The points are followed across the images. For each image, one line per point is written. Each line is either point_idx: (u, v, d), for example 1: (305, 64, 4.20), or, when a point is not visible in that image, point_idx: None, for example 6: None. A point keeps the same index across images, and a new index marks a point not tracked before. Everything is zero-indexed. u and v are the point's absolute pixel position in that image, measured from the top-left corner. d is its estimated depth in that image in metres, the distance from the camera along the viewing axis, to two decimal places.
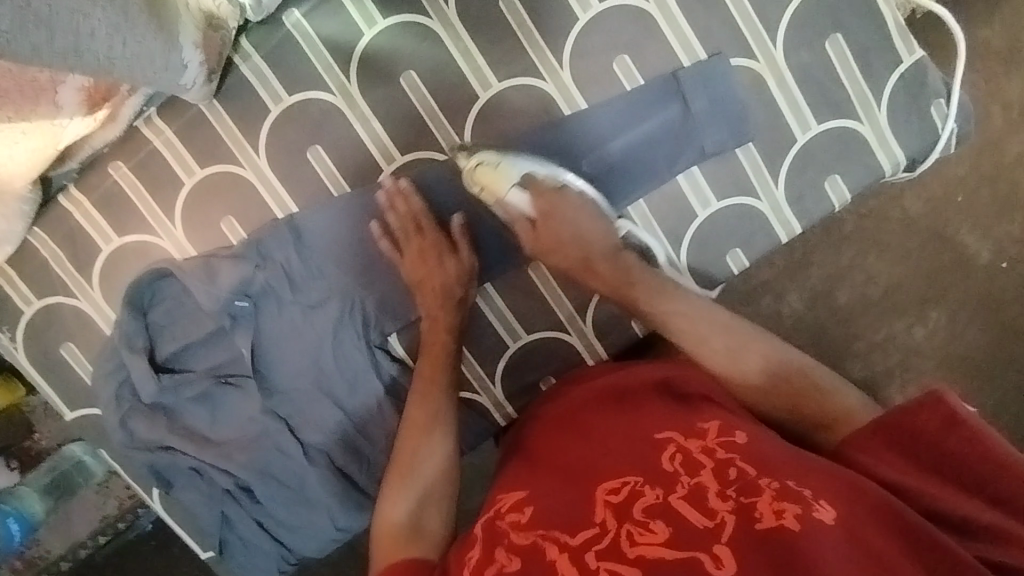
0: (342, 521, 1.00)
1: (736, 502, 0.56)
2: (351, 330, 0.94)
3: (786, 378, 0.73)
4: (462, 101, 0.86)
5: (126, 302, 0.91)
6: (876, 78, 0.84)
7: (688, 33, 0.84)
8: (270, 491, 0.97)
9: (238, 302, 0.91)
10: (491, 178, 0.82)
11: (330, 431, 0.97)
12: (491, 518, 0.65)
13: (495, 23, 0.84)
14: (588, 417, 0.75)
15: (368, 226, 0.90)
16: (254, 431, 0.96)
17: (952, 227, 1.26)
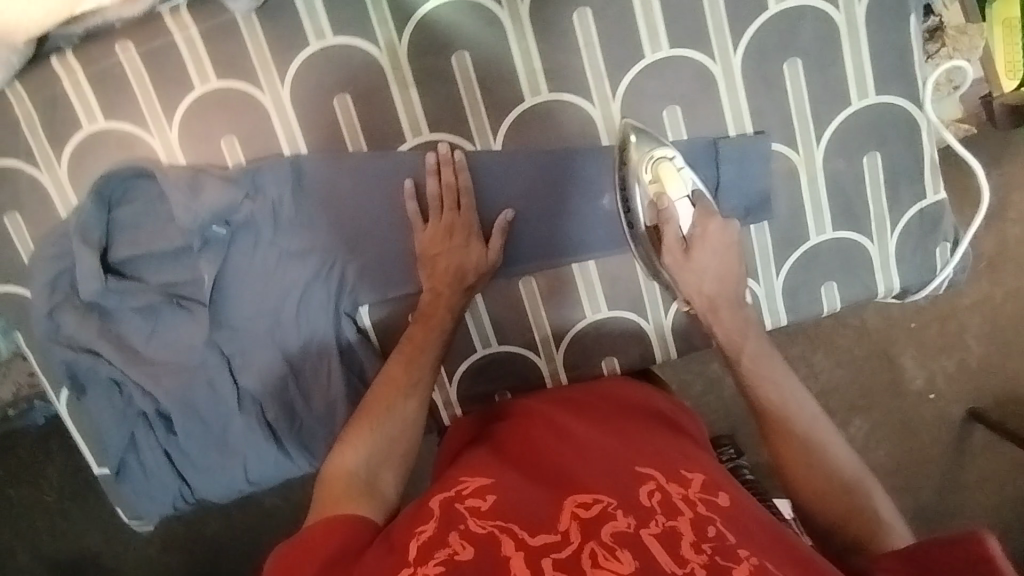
0: (255, 475, 0.95)
1: (712, 558, 0.55)
2: (323, 289, 0.90)
3: (850, 491, 0.68)
4: (507, 99, 0.83)
5: (93, 191, 0.84)
6: (897, 205, 0.86)
7: (744, 106, 0.83)
8: (189, 426, 0.92)
9: (215, 226, 0.85)
10: (668, 176, 0.81)
11: (269, 383, 0.92)
12: (450, 498, 0.65)
13: (563, 33, 0.81)
14: (579, 433, 0.75)
15: (376, 191, 0.86)
16: (191, 361, 0.90)
17: (898, 348, 1.32)
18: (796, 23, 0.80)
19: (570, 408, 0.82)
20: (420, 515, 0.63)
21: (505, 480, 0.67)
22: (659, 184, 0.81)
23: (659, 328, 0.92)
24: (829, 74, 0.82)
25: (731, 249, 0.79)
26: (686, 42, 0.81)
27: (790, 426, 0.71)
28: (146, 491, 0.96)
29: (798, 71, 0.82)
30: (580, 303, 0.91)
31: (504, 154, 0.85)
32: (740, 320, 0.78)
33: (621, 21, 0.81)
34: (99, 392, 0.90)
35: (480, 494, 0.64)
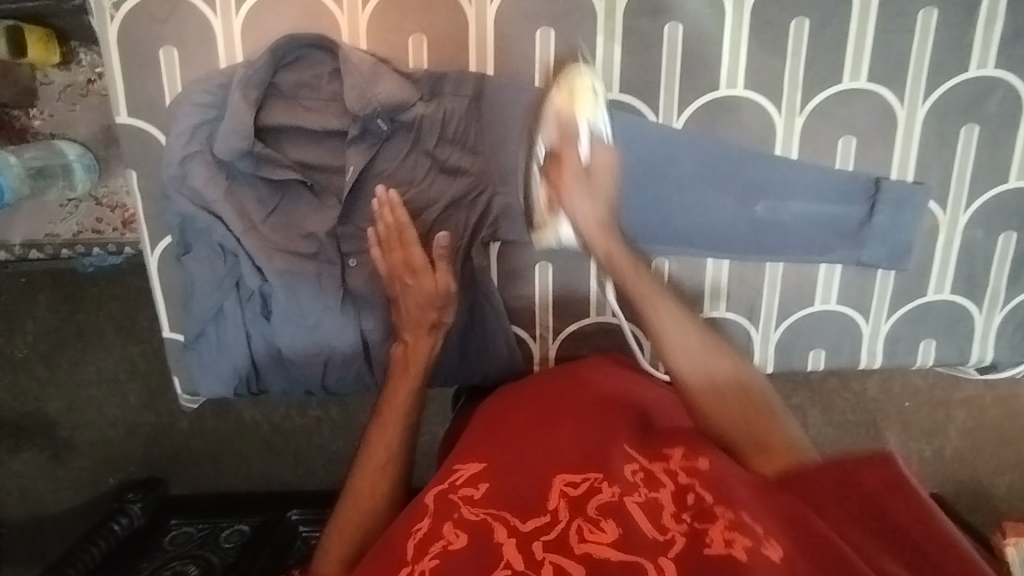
0: (331, 379, 0.93)
1: (690, 524, 0.57)
2: (462, 215, 0.87)
3: (747, 393, 0.69)
4: (704, 82, 0.83)
5: (268, 50, 0.80)
6: (1014, 286, 0.91)
7: (913, 154, 0.86)
8: (284, 313, 0.88)
9: (379, 121, 0.83)
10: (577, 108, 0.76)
11: (377, 293, 0.90)
12: (445, 490, 0.66)
13: (777, 35, 0.82)
14: (565, 405, 0.76)
15: None
16: (307, 249, 0.87)
17: (885, 422, 1.27)
18: (987, 92, 0.84)
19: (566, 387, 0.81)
20: (416, 512, 0.64)
21: (496, 464, 0.68)
22: (570, 103, 0.76)
23: (764, 341, 0.93)
24: (998, 148, 0.86)
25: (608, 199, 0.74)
26: (884, 79, 0.84)
27: (687, 369, 0.70)
28: (212, 367, 0.92)
29: (972, 137, 0.85)
30: (701, 299, 0.92)
31: (683, 135, 0.85)
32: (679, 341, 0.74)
33: (833, 42, 0.82)
34: (203, 255, 0.86)
35: (473, 481, 0.66)
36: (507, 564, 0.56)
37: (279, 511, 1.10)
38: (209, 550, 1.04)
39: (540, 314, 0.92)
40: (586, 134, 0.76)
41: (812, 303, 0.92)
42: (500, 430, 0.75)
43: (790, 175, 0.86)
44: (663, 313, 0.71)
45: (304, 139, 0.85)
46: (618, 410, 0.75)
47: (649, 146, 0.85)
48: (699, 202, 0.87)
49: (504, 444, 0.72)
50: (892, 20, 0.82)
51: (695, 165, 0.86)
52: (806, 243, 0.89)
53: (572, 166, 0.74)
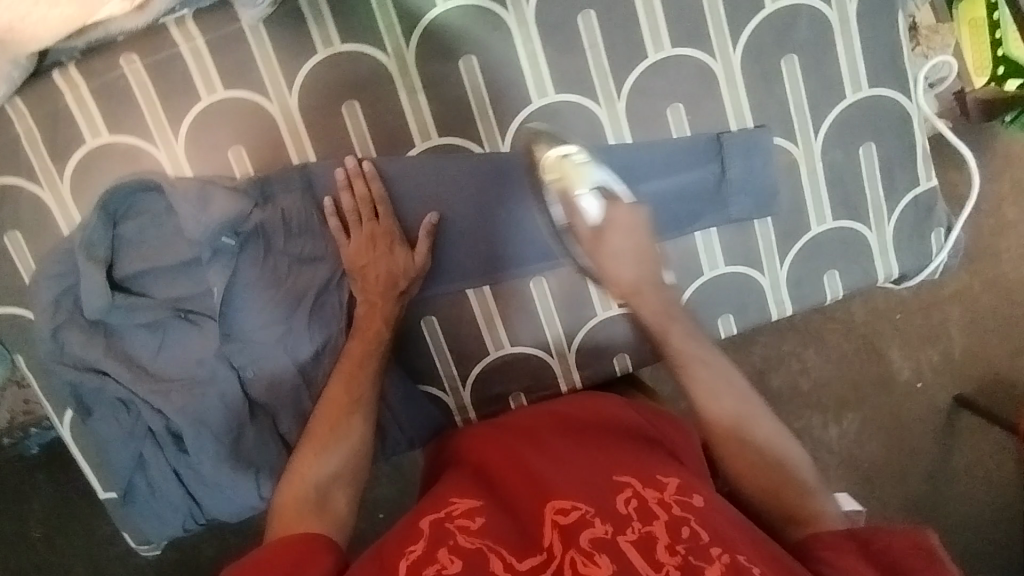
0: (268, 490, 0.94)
1: (684, 560, 0.60)
2: (336, 296, 0.90)
3: (767, 469, 0.72)
4: (516, 101, 0.84)
5: (98, 206, 0.83)
6: (892, 193, 0.90)
7: (745, 101, 0.86)
8: (202, 443, 0.89)
9: (225, 238, 0.84)
10: (569, 171, 0.83)
11: (282, 395, 0.91)
12: (441, 519, 0.68)
13: (569, 35, 0.83)
14: (554, 444, 0.77)
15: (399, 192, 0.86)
16: (201, 374, 0.89)
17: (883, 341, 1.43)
18: (792, 21, 0.84)
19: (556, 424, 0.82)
20: (409, 533, 0.67)
21: (491, 502, 0.71)
22: (564, 177, 0.84)
23: (668, 323, 0.93)
24: (824, 69, 0.85)
25: (640, 231, 0.82)
26: (688, 41, 0.84)
27: (711, 406, 0.76)
28: (154, 512, 0.93)
29: (795, 67, 0.85)
30: (590, 302, 0.91)
31: (514, 154, 0.86)
32: (663, 303, 0.82)
33: (624, 24, 0.83)
34: (106, 411, 0.88)
35: (469, 515, 0.68)
36: None
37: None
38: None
39: (442, 367, 0.92)
40: (596, 200, 0.83)
41: (701, 272, 0.91)
42: (491, 467, 0.76)
43: (631, 160, 0.86)
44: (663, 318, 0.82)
45: (164, 275, 0.87)
46: (611, 443, 0.76)
47: (499, 173, 0.86)
48: (549, 214, 0.87)
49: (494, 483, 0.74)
50: None
51: (556, 169, 0.86)
52: (673, 218, 0.88)
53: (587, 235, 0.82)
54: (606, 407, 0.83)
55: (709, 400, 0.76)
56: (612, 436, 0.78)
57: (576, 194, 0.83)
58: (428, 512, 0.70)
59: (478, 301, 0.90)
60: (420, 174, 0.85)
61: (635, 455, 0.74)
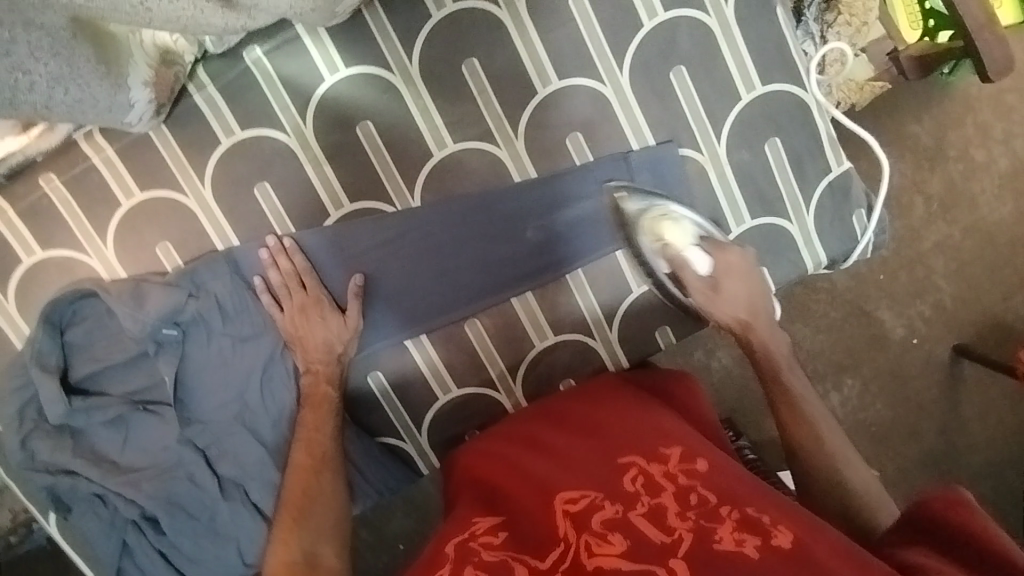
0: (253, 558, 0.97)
1: (696, 522, 0.61)
2: (282, 367, 0.94)
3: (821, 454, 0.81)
4: (417, 156, 0.87)
5: (42, 319, 0.87)
6: (806, 182, 0.90)
7: (641, 118, 0.87)
8: (179, 526, 0.93)
9: (165, 329, 0.88)
10: (668, 229, 0.86)
11: (248, 468, 0.94)
12: (466, 539, 0.68)
13: (456, 86, 0.85)
14: (553, 437, 0.79)
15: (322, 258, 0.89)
16: (168, 460, 0.92)
17: (872, 303, 1.44)
18: (671, 35, 0.85)
19: (550, 416, 0.84)
20: (436, 562, 0.67)
21: (506, 509, 0.71)
22: (660, 237, 0.87)
23: (608, 343, 0.95)
24: (712, 74, 0.87)
25: (753, 280, 0.87)
26: (574, 70, 0.85)
27: (788, 385, 0.85)
28: None
29: (685, 78, 0.86)
30: (527, 334, 0.93)
31: (422, 207, 0.88)
32: (775, 338, 0.88)
33: (508, 66, 0.85)
34: (88, 510, 0.92)
35: (492, 531, 0.68)
36: None
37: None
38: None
39: (396, 418, 0.95)
40: (702, 252, 0.86)
41: (630, 289, 0.93)
42: (500, 471, 0.77)
43: (538, 193, 0.88)
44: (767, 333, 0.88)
45: (117, 371, 0.91)
46: (609, 421, 0.79)
47: (402, 232, 0.89)
48: (471, 259, 0.91)
49: (504, 485, 0.74)
50: (549, 20, 0.84)
51: (459, 219, 0.89)
52: (592, 241, 0.91)
53: (703, 288, 0.87)
54: (602, 395, 0.85)
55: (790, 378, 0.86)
56: (610, 414, 0.80)
57: (682, 250, 0.86)
58: (452, 535, 0.70)
59: (419, 351, 0.93)
60: (335, 249, 0.88)
61: (633, 427, 0.76)
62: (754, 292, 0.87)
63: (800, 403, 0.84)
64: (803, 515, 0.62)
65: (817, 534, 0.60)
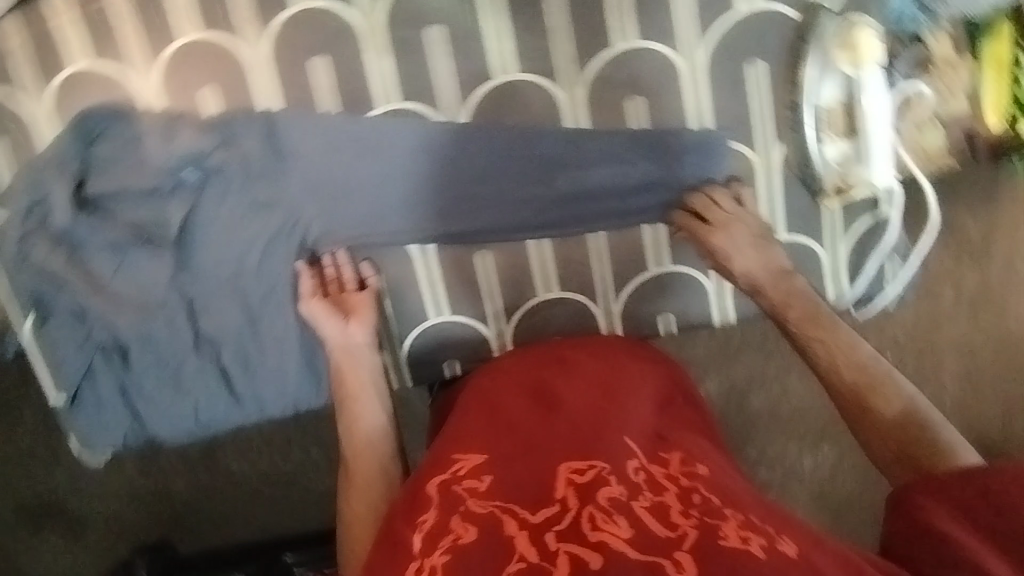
0: (207, 415, 0.98)
1: (700, 521, 0.61)
2: (283, 246, 0.92)
3: (864, 395, 0.74)
4: (478, 74, 0.86)
5: (75, 123, 0.88)
6: (849, 212, 0.89)
7: (707, 101, 0.85)
8: (148, 363, 0.95)
9: (186, 170, 0.89)
10: (864, 47, 0.81)
11: (227, 331, 0.94)
12: (447, 482, 0.70)
13: (536, 16, 0.84)
14: (557, 390, 0.81)
15: (360, 146, 0.88)
16: (154, 299, 0.92)
17: None
18: (761, 26, 0.83)
19: (558, 361, 0.85)
20: (419, 502, 0.69)
21: (495, 453, 0.72)
22: (853, 55, 0.82)
23: (607, 312, 0.95)
24: (789, 78, 0.84)
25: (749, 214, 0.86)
26: (653, 35, 0.84)
27: (788, 315, 0.81)
28: (96, 423, 0.98)
29: (762, 74, 0.84)
30: (533, 281, 0.93)
31: (469, 126, 0.87)
32: (783, 288, 0.83)
33: (592, 11, 0.83)
34: (67, 326, 0.93)
35: (476, 474, 0.70)
36: (520, 555, 0.60)
37: (275, 557, 1.27)
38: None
39: (383, 325, 0.96)
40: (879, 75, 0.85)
41: (646, 267, 0.93)
42: (492, 418, 0.77)
43: (583, 144, 0.87)
44: (785, 303, 0.82)
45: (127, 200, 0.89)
46: (616, 395, 0.80)
47: (443, 148, 0.88)
48: (493, 190, 0.89)
49: (500, 433, 0.75)
50: None
51: (507, 157, 0.88)
52: (624, 208, 0.90)
53: (704, 203, 0.86)
54: (614, 358, 0.86)
55: (834, 339, 0.78)
56: (620, 395, 0.81)
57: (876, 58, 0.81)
58: (433, 475, 0.72)
59: (424, 266, 0.94)
60: (351, 132, 0.88)
61: (635, 420, 0.77)
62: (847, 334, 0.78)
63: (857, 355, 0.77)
64: (802, 530, 0.63)
65: (834, 553, 0.60)
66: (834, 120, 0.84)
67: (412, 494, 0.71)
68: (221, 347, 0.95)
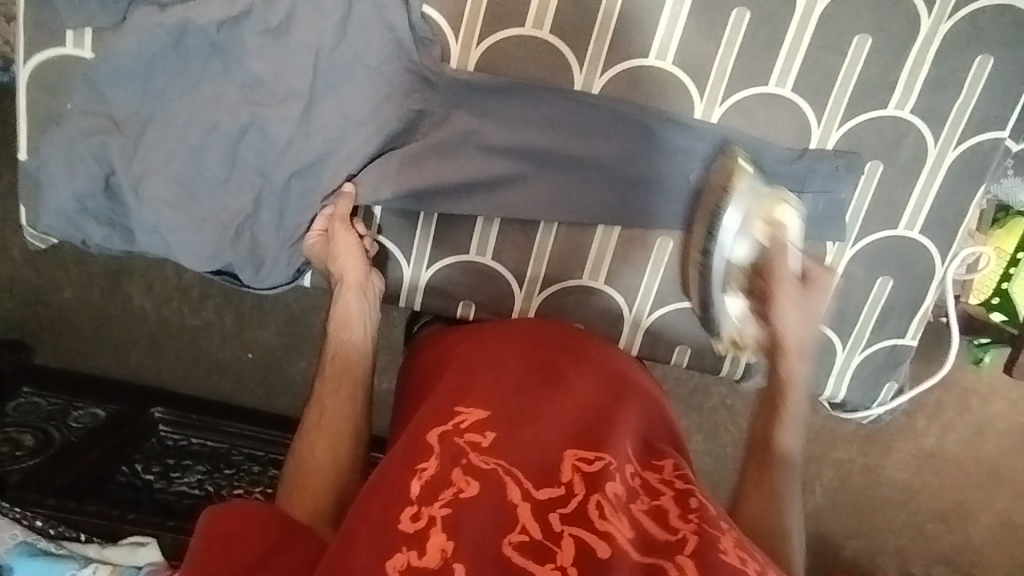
0: (217, 242, 0.86)
1: (701, 527, 0.59)
2: (276, 208, 0.86)
3: (755, 469, 0.71)
4: (634, 47, 0.82)
5: None
6: (879, 331, 0.93)
7: (833, 137, 0.85)
8: (181, 149, 0.84)
9: (198, 63, 0.82)
10: (771, 211, 0.79)
11: (270, 159, 0.84)
12: (450, 429, 0.65)
13: (715, 22, 0.81)
14: (565, 366, 0.74)
15: (488, 58, 0.83)
16: (207, 118, 0.83)
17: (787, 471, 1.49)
18: (899, 135, 0.85)
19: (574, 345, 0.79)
20: (419, 450, 0.64)
21: (501, 413, 0.67)
22: (771, 235, 0.78)
23: (635, 323, 0.94)
24: (894, 195, 0.87)
25: (817, 307, 0.72)
26: (805, 94, 0.84)
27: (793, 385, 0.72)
28: (69, 200, 0.83)
29: (875, 174, 0.87)
30: (583, 264, 0.91)
31: (604, 90, 0.84)
32: (802, 311, 0.71)
33: (766, 43, 0.82)
34: (96, 104, 0.82)
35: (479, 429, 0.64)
36: (522, 527, 0.56)
37: (145, 406, 1.24)
38: (55, 427, 1.14)
39: (420, 239, 0.90)
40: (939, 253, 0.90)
41: (689, 298, 0.93)
42: (500, 377, 0.71)
43: (719, 141, 0.85)
44: (795, 378, 0.72)
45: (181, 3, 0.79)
46: (626, 394, 0.75)
47: (560, 104, 0.84)
48: (593, 182, 0.87)
49: (507, 393, 0.69)
50: (826, 37, 0.82)
51: (615, 121, 0.84)
52: None
53: (782, 278, 0.72)
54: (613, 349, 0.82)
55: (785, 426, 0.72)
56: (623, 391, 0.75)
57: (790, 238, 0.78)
58: (433, 424, 0.66)
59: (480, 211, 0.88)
60: (481, 38, 0.82)
61: (642, 422, 0.73)
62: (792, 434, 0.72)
63: (777, 511, 0.68)
64: None
65: None
66: (909, 242, 0.89)
67: (408, 441, 0.65)
68: (249, 173, 0.85)
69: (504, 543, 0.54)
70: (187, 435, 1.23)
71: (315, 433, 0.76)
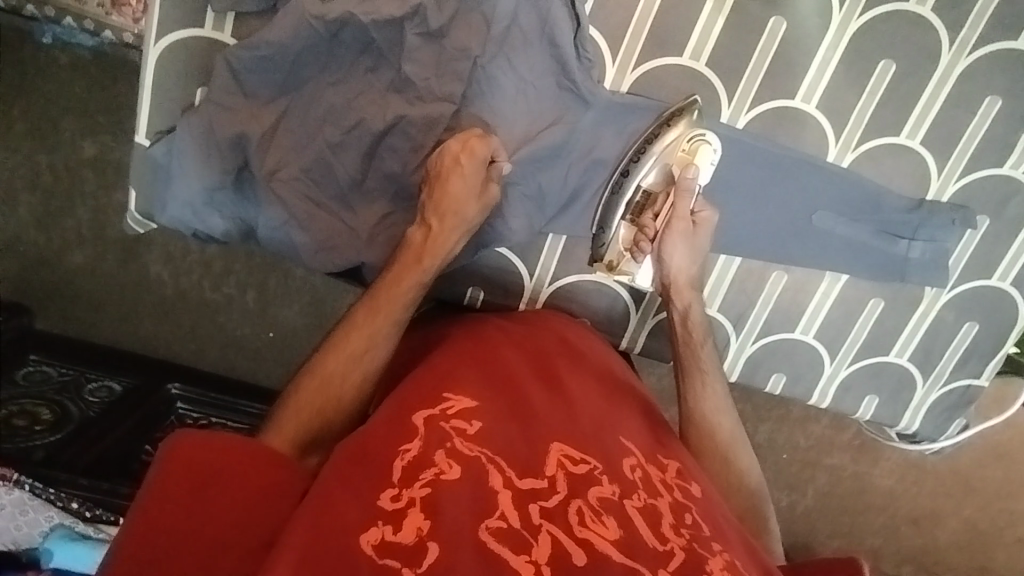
0: (336, 245, 0.82)
1: (690, 543, 0.58)
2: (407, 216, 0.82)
3: (698, 438, 0.83)
4: (783, 88, 0.84)
5: None
6: (959, 370, 0.99)
7: (950, 189, 0.89)
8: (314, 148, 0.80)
9: (345, 60, 0.78)
10: (695, 154, 0.81)
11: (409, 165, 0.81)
12: (433, 413, 0.61)
13: (862, 71, 0.83)
14: (562, 373, 0.73)
15: (637, 83, 0.83)
16: (345, 118, 0.79)
17: None
18: (1012, 193, 0.89)
19: (569, 351, 0.78)
20: (399, 427, 0.59)
21: (488, 405, 0.64)
22: (684, 158, 0.82)
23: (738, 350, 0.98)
24: (994, 249, 0.92)
25: (699, 247, 0.84)
26: (933, 147, 0.87)
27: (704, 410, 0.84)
28: (194, 189, 0.79)
29: (981, 227, 0.91)
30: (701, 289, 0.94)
31: (745, 126, 0.85)
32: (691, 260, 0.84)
33: (906, 96, 0.85)
34: (237, 92, 0.78)
35: (465, 417, 0.62)
36: (502, 514, 0.54)
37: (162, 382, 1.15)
38: (70, 399, 1.06)
39: (545, 256, 0.91)
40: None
41: (791, 329, 0.97)
42: (489, 371, 0.69)
43: (845, 185, 0.88)
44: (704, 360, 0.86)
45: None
46: (616, 400, 0.74)
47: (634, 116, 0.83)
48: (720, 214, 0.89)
49: (496, 388, 0.67)
50: (962, 97, 0.85)
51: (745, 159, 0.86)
52: (833, 253, 0.91)
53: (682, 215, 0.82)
54: (599, 347, 0.83)
55: (704, 399, 0.84)
56: (612, 398, 0.74)
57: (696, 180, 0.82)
58: (416, 404, 0.62)
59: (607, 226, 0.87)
60: (634, 63, 0.82)
61: (634, 425, 0.72)
62: (723, 413, 0.84)
63: (729, 463, 0.82)
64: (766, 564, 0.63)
65: None
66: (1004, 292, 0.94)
67: (390, 416, 0.61)
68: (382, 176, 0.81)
69: (481, 528, 0.52)
70: (206, 414, 1.14)
71: (333, 361, 0.71)
